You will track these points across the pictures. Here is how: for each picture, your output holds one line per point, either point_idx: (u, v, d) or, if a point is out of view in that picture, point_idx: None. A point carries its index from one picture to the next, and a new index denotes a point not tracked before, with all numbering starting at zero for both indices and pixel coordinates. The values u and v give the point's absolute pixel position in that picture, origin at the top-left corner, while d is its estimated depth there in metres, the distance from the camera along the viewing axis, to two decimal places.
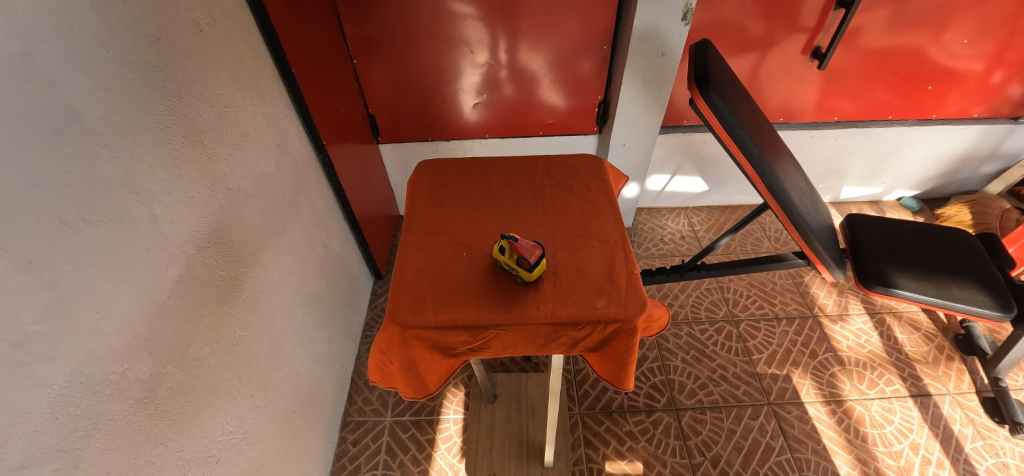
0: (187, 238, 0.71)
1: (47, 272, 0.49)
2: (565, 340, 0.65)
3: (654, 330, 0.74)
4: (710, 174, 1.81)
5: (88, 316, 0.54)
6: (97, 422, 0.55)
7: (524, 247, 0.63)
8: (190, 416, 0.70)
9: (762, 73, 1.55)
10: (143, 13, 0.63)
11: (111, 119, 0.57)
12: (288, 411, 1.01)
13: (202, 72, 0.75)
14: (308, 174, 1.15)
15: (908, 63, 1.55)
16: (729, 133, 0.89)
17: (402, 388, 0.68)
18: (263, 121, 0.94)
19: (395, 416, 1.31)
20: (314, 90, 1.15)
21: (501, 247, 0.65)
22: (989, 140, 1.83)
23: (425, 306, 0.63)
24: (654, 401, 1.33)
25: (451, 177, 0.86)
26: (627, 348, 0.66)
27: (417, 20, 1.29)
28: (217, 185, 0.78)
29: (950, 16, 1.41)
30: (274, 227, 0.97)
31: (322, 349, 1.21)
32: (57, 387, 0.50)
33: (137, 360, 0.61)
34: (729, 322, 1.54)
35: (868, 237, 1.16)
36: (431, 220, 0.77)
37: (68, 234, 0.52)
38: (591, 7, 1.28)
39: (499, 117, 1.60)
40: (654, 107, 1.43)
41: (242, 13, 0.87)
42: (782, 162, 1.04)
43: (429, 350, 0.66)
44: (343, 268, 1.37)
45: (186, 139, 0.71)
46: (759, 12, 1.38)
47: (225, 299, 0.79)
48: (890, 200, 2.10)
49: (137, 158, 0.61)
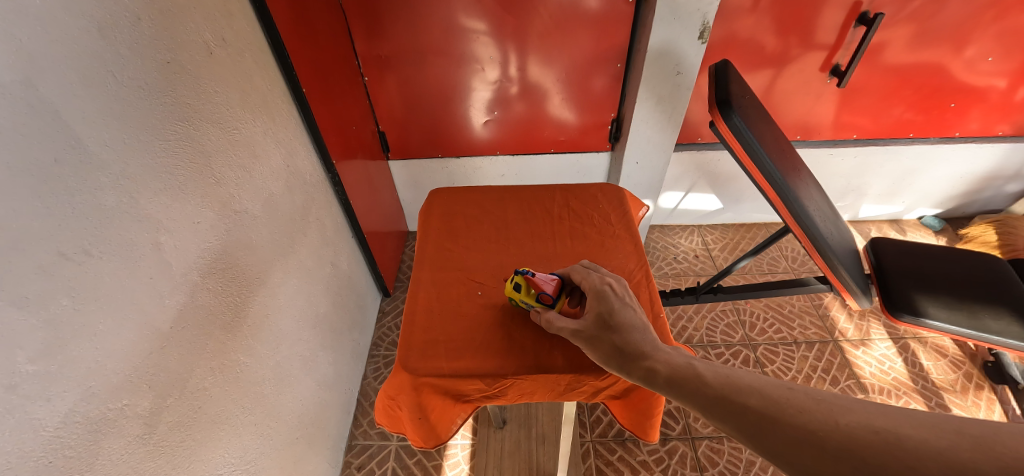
0: (192, 265, 0.69)
1: (42, 307, 0.47)
2: (586, 388, 0.61)
3: None
4: (725, 192, 1.78)
5: (86, 352, 0.52)
6: (93, 463, 0.52)
7: (543, 280, 0.62)
8: (191, 450, 0.67)
9: (779, 89, 1.52)
10: (152, 38, 0.62)
11: (116, 147, 0.56)
12: (293, 437, 0.98)
13: (212, 94, 0.74)
14: (317, 193, 1.14)
15: (931, 79, 1.50)
16: (751, 156, 0.86)
17: (411, 436, 0.64)
18: (271, 142, 0.93)
19: (400, 440, 1.28)
20: (323, 107, 1.14)
21: (517, 284, 0.63)
22: (1014, 159, 1.78)
23: (438, 352, 0.60)
24: (669, 429, 1.28)
25: (464, 207, 0.84)
26: (652, 398, 0.62)
27: (429, 37, 1.28)
28: (224, 209, 0.76)
29: (974, 31, 1.37)
30: (282, 249, 0.95)
31: (328, 371, 1.18)
32: (51, 429, 0.48)
33: (138, 395, 0.58)
34: (745, 347, 1.48)
35: (893, 261, 1.11)
36: (443, 254, 0.74)
37: (68, 267, 0.50)
38: (605, 23, 1.26)
39: (510, 134, 1.58)
40: (668, 126, 1.41)
41: (253, 33, 0.86)
42: (804, 184, 1.00)
43: (441, 397, 0.62)
44: (350, 287, 1.35)
45: (193, 163, 0.69)
46: (777, 29, 1.35)
47: (229, 327, 0.77)
48: (910, 218, 2.05)
49: (142, 185, 0.60)
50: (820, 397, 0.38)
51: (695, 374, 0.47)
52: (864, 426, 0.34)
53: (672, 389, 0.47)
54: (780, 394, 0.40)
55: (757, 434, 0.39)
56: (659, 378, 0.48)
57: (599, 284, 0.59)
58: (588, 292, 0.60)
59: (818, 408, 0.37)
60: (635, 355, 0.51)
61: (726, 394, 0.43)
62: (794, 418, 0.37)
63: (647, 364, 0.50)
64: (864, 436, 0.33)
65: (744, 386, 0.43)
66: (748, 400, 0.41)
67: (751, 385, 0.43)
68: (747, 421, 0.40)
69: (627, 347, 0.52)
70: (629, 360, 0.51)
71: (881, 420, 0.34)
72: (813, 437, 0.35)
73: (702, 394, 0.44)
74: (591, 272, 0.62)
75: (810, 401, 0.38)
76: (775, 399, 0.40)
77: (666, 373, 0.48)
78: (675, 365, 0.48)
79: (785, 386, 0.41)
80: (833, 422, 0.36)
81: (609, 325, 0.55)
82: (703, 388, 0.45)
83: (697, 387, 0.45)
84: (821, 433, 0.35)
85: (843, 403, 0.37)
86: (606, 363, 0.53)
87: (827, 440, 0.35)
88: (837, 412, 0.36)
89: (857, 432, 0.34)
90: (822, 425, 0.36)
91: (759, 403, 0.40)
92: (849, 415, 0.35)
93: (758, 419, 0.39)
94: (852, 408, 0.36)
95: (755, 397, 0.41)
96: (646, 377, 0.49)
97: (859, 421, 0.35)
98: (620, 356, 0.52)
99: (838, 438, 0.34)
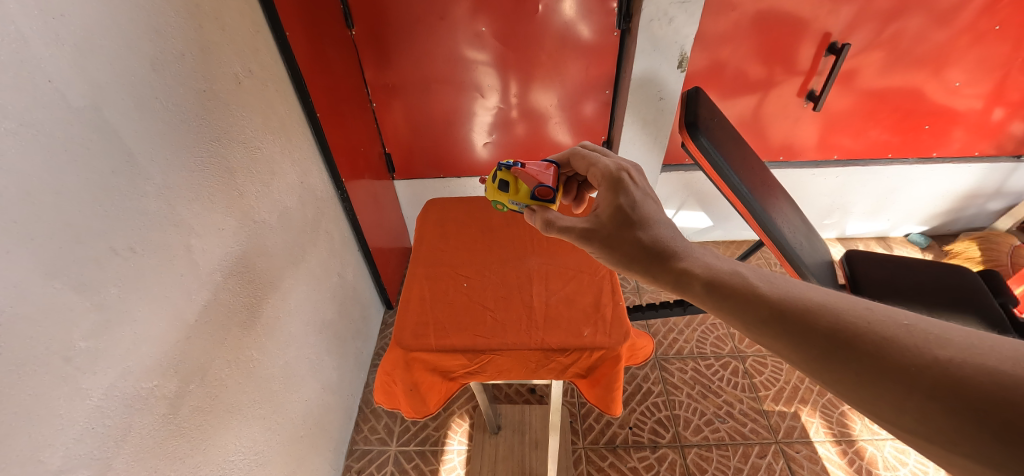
0: (216, 266, 0.77)
1: (95, 294, 0.56)
2: (555, 366, 0.68)
3: (639, 358, 0.78)
4: (714, 210, 1.86)
5: (127, 336, 0.60)
6: (126, 434, 0.60)
7: (532, 174, 0.78)
8: (207, 434, 0.74)
9: (762, 112, 1.61)
10: (193, 71, 0.73)
11: (160, 161, 0.66)
12: (298, 434, 1.04)
13: (239, 118, 0.85)
14: (327, 208, 1.24)
15: (906, 102, 1.59)
16: (717, 171, 0.96)
17: (404, 408, 0.71)
18: (288, 161, 1.03)
19: (399, 445, 1.33)
20: (336, 131, 1.25)
21: (507, 182, 0.77)
22: (992, 178, 1.85)
23: (427, 331, 0.69)
24: (659, 437, 1.32)
25: (456, 212, 0.93)
26: (613, 374, 0.69)
27: (434, 67, 1.40)
28: (245, 218, 0.86)
29: (944, 59, 1.46)
30: (294, 257, 1.04)
31: (333, 376, 1.24)
32: (95, 399, 0.56)
33: (165, 378, 0.66)
34: (735, 358, 1.53)
35: (867, 273, 1.18)
36: (435, 252, 0.83)
37: (116, 260, 0.59)
38: (595, 53, 1.37)
39: (509, 155, 1.68)
40: (654, 147, 1.52)
41: (275, 66, 0.98)
42: (775, 199, 1.09)
43: (430, 372, 0.70)
44: (355, 297, 1.43)
45: (220, 178, 0.79)
46: (756, 58, 1.45)
47: (245, 324, 0.85)
48: (898, 236, 2.11)
49: (180, 194, 0.69)
50: (908, 323, 0.38)
51: (745, 283, 0.49)
52: (972, 366, 0.33)
53: (717, 294, 0.50)
54: (859, 316, 0.40)
55: (828, 355, 0.39)
56: (698, 281, 0.52)
57: (620, 176, 0.69)
58: (607, 181, 0.70)
59: (909, 337, 0.37)
60: (671, 260, 0.57)
61: (791, 311, 0.44)
62: (876, 346, 0.37)
63: (685, 268, 0.55)
64: (970, 376, 0.33)
65: (811, 303, 0.43)
66: (818, 320, 0.42)
67: (818, 303, 0.43)
68: (813, 337, 0.41)
69: (660, 251, 0.59)
70: (662, 263, 0.57)
71: (990, 356, 0.33)
72: (902, 368, 0.35)
73: (759, 307, 0.46)
74: (602, 160, 0.74)
75: (897, 328, 0.38)
76: (854, 322, 0.40)
77: (705, 276, 0.52)
78: (717, 271, 0.52)
79: (861, 305, 0.42)
80: (930, 356, 0.35)
81: (636, 227, 0.62)
82: (759, 300, 0.46)
83: (744, 292, 0.48)
84: (915, 367, 0.35)
85: (937, 332, 0.37)
86: (635, 263, 0.60)
87: (923, 375, 0.34)
88: (932, 344, 0.36)
89: (961, 369, 0.33)
90: (917, 359, 0.35)
91: (832, 325, 0.41)
92: (949, 349, 0.35)
93: (828, 337, 0.40)
94: (948, 339, 0.36)
95: (827, 320, 0.41)
96: (685, 280, 0.54)
97: (962, 356, 0.34)
98: (653, 261, 0.58)
99: (935, 372, 0.34)
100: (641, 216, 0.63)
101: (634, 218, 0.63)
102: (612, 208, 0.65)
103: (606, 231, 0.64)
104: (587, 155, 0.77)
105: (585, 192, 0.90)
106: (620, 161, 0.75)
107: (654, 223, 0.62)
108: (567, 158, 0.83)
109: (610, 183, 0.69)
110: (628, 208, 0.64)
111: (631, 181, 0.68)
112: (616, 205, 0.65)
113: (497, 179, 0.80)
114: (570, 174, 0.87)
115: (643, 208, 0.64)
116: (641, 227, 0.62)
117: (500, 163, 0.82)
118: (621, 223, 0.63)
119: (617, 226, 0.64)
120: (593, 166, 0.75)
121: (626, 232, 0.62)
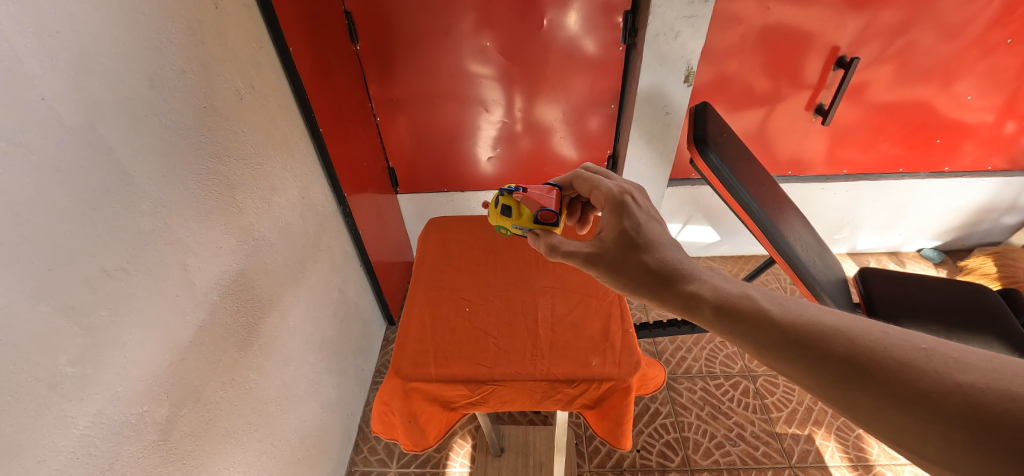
0: (212, 286, 0.75)
1: (85, 317, 0.54)
2: (560, 397, 0.65)
3: (649, 388, 0.75)
4: (721, 224, 1.83)
5: (118, 359, 0.58)
6: (113, 463, 0.57)
7: (535, 198, 0.75)
8: (199, 460, 0.71)
9: (769, 126, 1.59)
10: (193, 87, 0.72)
11: (157, 179, 0.64)
12: (294, 457, 1.01)
13: (240, 134, 0.84)
14: (329, 223, 1.22)
15: (917, 116, 1.56)
16: (728, 189, 0.93)
17: (402, 439, 0.69)
18: (289, 177, 1.01)
19: (399, 467, 1.29)
20: (339, 145, 1.24)
21: (507, 206, 0.75)
22: (1007, 193, 1.81)
23: (427, 360, 0.66)
24: (668, 460, 1.27)
25: (458, 233, 0.91)
26: (622, 406, 0.66)
27: (438, 80, 1.40)
28: (245, 236, 0.84)
29: (956, 72, 1.44)
30: (294, 274, 1.02)
31: (332, 395, 1.21)
32: (80, 428, 0.53)
33: (156, 403, 0.64)
34: (745, 378, 1.48)
35: (883, 291, 1.14)
36: (436, 275, 0.81)
37: (108, 282, 0.57)
38: (599, 67, 1.36)
39: (513, 169, 1.67)
40: (660, 162, 1.50)
41: (278, 81, 0.97)
42: (785, 216, 1.06)
43: (429, 403, 0.67)
44: (356, 313, 1.41)
45: (218, 195, 0.77)
46: (762, 72, 1.43)
47: (242, 345, 0.83)
48: (909, 251, 2.07)
49: (177, 212, 0.68)
50: (926, 347, 0.36)
51: (756, 307, 0.46)
52: (999, 391, 0.31)
53: (728, 318, 0.47)
54: (875, 340, 0.38)
55: (845, 381, 0.37)
56: (707, 305, 0.50)
57: (622, 197, 0.67)
58: (611, 202, 0.68)
59: (928, 361, 0.35)
60: (678, 282, 0.55)
61: (805, 336, 0.41)
62: (895, 371, 0.35)
63: (692, 291, 0.53)
64: (996, 402, 0.30)
65: (824, 327, 0.41)
66: (833, 344, 0.39)
67: (833, 327, 0.41)
68: (829, 362, 0.39)
69: (666, 273, 0.56)
70: (669, 286, 0.55)
71: (1014, 381, 0.31)
72: (924, 394, 0.33)
73: (770, 333, 0.43)
74: (605, 182, 0.72)
75: (915, 352, 0.36)
76: (870, 346, 0.38)
77: (713, 299, 0.50)
78: (726, 295, 0.49)
79: (876, 329, 0.39)
80: (952, 382, 0.33)
81: (640, 247, 0.60)
82: (770, 324, 0.43)
83: (757, 316, 0.45)
84: (937, 393, 0.33)
85: (957, 356, 0.34)
86: (640, 285, 0.57)
87: (945, 402, 0.32)
88: (952, 368, 0.34)
89: (986, 394, 0.31)
90: (938, 384, 0.33)
91: (847, 350, 0.38)
92: (970, 374, 0.33)
93: (846, 362, 0.37)
94: (969, 363, 0.34)
95: (842, 344, 0.39)
96: (693, 303, 0.51)
97: (985, 381, 0.32)
98: (659, 283, 0.56)
99: (957, 398, 0.32)
100: (646, 238, 0.61)
101: (638, 240, 0.61)
102: (617, 230, 0.63)
103: (611, 254, 0.62)
104: (590, 178, 0.75)
105: (590, 213, 0.88)
106: (623, 182, 0.73)
107: (660, 244, 0.60)
108: (570, 180, 0.81)
109: (613, 204, 0.67)
110: (632, 230, 0.62)
111: (634, 203, 0.66)
112: (619, 226, 0.63)
113: (499, 203, 0.79)
114: (573, 195, 0.85)
115: (648, 228, 0.62)
116: (647, 249, 0.60)
117: (502, 187, 0.81)
118: (625, 245, 0.61)
119: (621, 247, 0.61)
120: (597, 189, 0.73)
121: (631, 254, 0.60)
